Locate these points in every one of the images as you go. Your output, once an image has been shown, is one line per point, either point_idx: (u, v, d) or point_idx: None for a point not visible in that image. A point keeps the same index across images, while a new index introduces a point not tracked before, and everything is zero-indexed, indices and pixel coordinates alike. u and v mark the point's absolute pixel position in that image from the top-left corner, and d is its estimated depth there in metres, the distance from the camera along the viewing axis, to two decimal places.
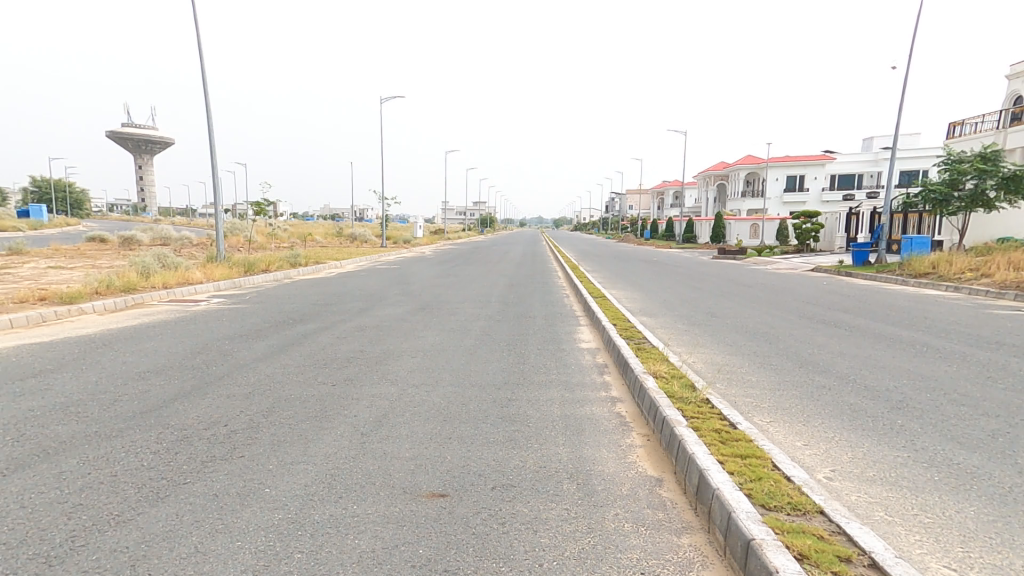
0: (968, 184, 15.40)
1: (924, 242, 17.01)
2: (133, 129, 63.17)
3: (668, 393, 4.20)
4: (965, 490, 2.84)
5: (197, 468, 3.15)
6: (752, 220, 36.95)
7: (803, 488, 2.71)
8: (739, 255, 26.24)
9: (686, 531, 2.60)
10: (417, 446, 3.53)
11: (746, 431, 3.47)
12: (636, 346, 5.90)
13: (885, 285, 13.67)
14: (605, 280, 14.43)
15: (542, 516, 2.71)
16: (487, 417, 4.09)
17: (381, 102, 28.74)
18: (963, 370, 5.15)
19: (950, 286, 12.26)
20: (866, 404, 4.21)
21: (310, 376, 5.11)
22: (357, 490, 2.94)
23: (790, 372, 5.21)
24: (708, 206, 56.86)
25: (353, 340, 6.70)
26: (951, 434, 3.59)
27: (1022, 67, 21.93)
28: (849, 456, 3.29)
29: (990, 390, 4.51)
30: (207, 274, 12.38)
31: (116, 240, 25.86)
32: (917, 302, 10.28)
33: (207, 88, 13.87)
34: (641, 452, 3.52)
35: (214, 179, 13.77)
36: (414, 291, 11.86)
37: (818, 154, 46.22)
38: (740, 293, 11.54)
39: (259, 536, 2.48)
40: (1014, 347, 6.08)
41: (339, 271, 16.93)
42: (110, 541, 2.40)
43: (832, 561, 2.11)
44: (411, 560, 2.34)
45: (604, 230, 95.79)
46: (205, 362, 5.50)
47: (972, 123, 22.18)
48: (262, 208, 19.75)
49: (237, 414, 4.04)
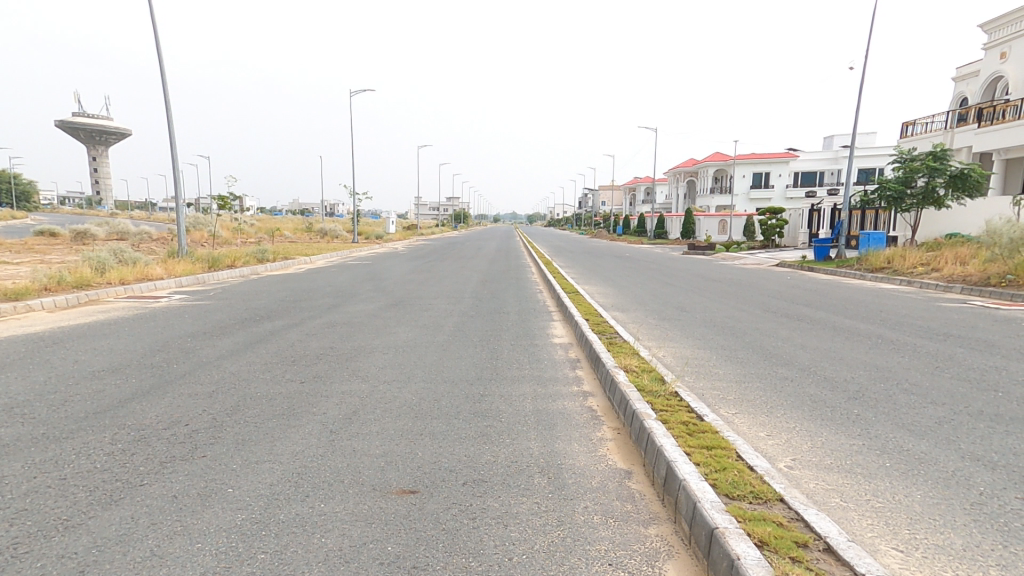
0: (919, 182, 16.05)
1: (881, 238, 17.65)
2: (87, 118, 60.40)
3: (638, 387, 4.27)
4: (913, 475, 2.97)
5: (155, 469, 3.06)
6: (721, 216, 37.72)
7: (765, 477, 2.78)
8: (708, 251, 26.80)
9: (653, 522, 2.65)
10: (388, 443, 3.50)
11: (712, 424, 3.54)
12: (608, 341, 5.96)
13: (844, 279, 14.16)
14: (578, 276, 14.54)
15: (512, 510, 2.72)
16: (459, 414, 4.08)
17: (350, 94, 28.51)
18: (914, 360, 5.38)
19: (904, 280, 12.77)
20: (825, 395, 4.35)
21: (278, 373, 5.01)
22: (324, 488, 2.90)
23: (755, 364, 5.35)
24: (678, 202, 57.87)
25: (322, 337, 6.59)
26: (902, 422, 3.76)
27: (966, 71, 23.05)
28: (809, 445, 3.39)
29: (940, 380, 4.72)
30: (167, 270, 12.00)
31: (68, 234, 24.80)
32: (874, 295, 10.67)
33: (165, 78, 13.39)
34: (611, 445, 3.58)
35: (174, 173, 13.34)
36: (386, 287, 11.71)
37: (782, 152, 47.46)
38: (709, 288, 11.79)
39: (221, 538, 2.42)
40: (962, 338, 6.37)
41: (308, 266, 16.61)
42: (57, 547, 2.31)
43: (790, 547, 2.17)
44: (379, 558, 2.32)
45: (577, 226, 96.40)
46: (166, 360, 5.34)
47: (922, 123, 23.13)
48: (226, 203, 19.23)
49: (199, 413, 3.93)
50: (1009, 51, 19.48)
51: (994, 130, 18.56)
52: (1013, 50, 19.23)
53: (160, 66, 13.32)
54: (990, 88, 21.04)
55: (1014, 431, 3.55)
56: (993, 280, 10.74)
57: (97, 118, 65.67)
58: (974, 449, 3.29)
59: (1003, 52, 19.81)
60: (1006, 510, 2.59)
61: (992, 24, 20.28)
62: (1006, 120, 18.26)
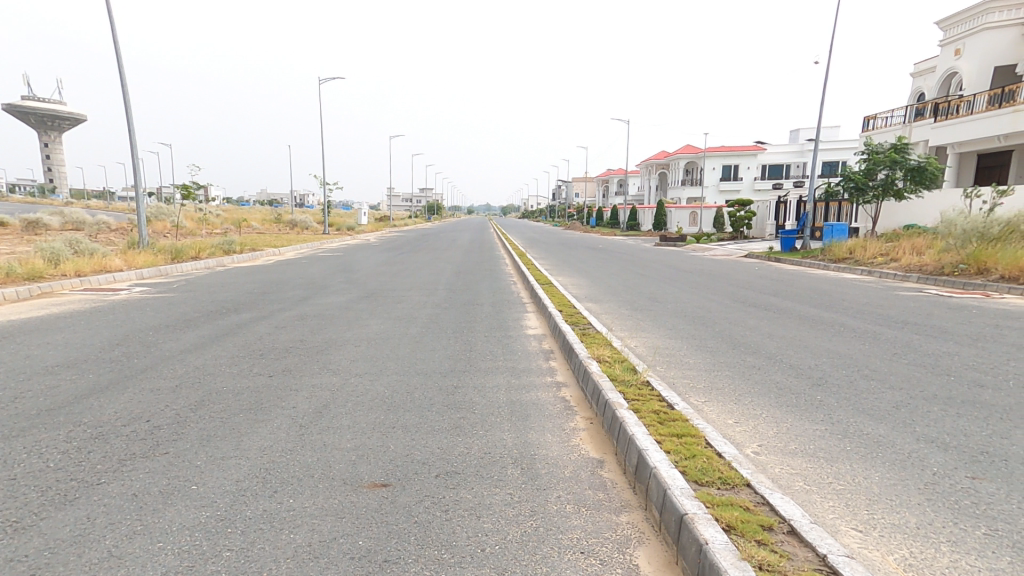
0: (880, 174, 16.55)
1: (842, 230, 18.13)
2: (37, 102, 57.62)
3: (610, 376, 4.32)
4: (872, 457, 3.09)
5: (114, 467, 2.95)
6: (691, 208, 38.24)
7: (732, 462, 2.85)
8: (679, 242, 27.12)
9: (625, 510, 2.69)
10: (359, 437, 3.45)
11: (683, 412, 3.60)
12: (581, 331, 6.01)
13: (808, 270, 14.57)
14: (552, 266, 14.63)
15: (486, 501, 2.72)
16: (434, 405, 4.06)
17: (319, 80, 28.33)
18: (875, 348, 5.56)
19: (864, 271, 13.20)
20: (790, 382, 4.49)
21: (245, 367, 4.88)
22: (293, 483, 2.85)
23: (724, 353, 5.46)
24: (651, 194, 58.68)
25: (293, 330, 6.46)
26: (863, 406, 3.90)
27: (924, 68, 23.91)
28: (775, 431, 3.49)
29: (897, 366, 4.92)
30: (127, 261, 11.58)
31: (18, 224, 23.67)
32: (838, 285, 10.98)
33: (120, 60, 12.83)
34: (584, 435, 3.60)
35: (133, 161, 12.82)
36: (358, 279, 11.51)
37: (750, 145, 48.41)
38: (679, 279, 11.96)
39: (184, 536, 2.36)
40: (917, 326, 6.63)
41: (277, 259, 16.19)
42: (7, 550, 2.21)
43: (756, 530, 2.23)
44: (349, 552, 2.29)
45: (551, 215, 96.57)
46: (126, 354, 5.15)
47: (882, 117, 23.85)
48: (190, 192, 18.52)
49: (161, 409, 3.81)
50: (963, 48, 20.23)
51: (949, 125, 19.30)
52: (967, 47, 19.98)
53: (115, 48, 12.76)
54: (946, 84, 21.86)
55: (965, 413, 3.72)
56: (947, 270, 11.21)
57: (49, 102, 62.45)
58: (928, 431, 3.43)
59: (958, 49, 20.59)
60: (956, 489, 2.71)
61: (947, 22, 21.04)
62: (961, 115, 18.98)
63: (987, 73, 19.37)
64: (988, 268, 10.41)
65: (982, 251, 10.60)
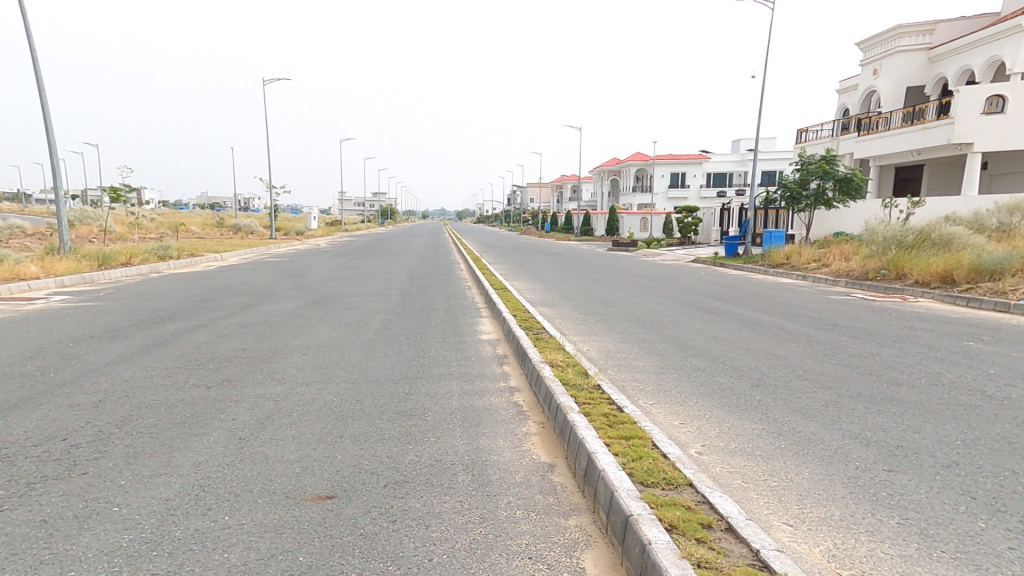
0: (813, 184, 17.50)
1: (779, 237, 19.05)
2: None
3: (562, 380, 4.36)
4: (805, 454, 3.24)
5: (22, 492, 2.72)
6: (642, 215, 39.28)
7: (677, 463, 2.92)
8: (631, 248, 27.79)
9: (573, 513, 2.71)
10: (304, 448, 3.34)
11: (631, 414, 3.67)
12: (534, 336, 6.04)
13: (750, 274, 15.22)
14: (506, 271, 14.67)
15: (435, 510, 2.68)
16: (385, 413, 3.97)
17: (264, 82, 27.35)
18: (807, 349, 5.86)
19: (800, 275, 13.92)
20: (732, 383, 4.65)
21: (179, 379, 4.63)
22: (229, 500, 2.71)
23: (672, 356, 5.61)
24: (603, 200, 59.89)
25: (235, 338, 6.19)
26: (797, 405, 4.09)
27: (848, 85, 25.44)
28: (717, 431, 3.60)
29: (828, 365, 5.19)
30: (45, 268, 10.81)
31: None
32: (777, 289, 11.52)
33: (34, 54, 12.01)
34: (536, 439, 3.61)
35: (52, 161, 12.00)
36: (306, 285, 11.16)
37: (695, 154, 50.18)
38: (630, 283, 12.24)
39: (103, 562, 2.20)
40: (845, 327, 7.04)
41: (218, 264, 15.49)
42: None
43: (696, 528, 2.29)
44: (287, 569, 2.20)
45: (507, 220, 96.96)
46: (43, 368, 4.78)
47: (812, 130, 25.24)
48: (121, 195, 17.49)
49: (82, 426, 3.55)
50: (879, 68, 21.66)
51: (870, 139, 20.63)
52: (883, 68, 21.41)
53: (28, 41, 11.95)
54: (866, 100, 23.33)
55: (885, 410, 3.96)
56: (871, 274, 11.98)
57: None
58: (853, 428, 3.63)
59: (874, 69, 22.03)
60: (875, 481, 2.88)
61: (865, 43, 22.46)
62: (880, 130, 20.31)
63: (901, 92, 20.81)
64: (906, 273, 11.20)
65: (901, 257, 11.38)
